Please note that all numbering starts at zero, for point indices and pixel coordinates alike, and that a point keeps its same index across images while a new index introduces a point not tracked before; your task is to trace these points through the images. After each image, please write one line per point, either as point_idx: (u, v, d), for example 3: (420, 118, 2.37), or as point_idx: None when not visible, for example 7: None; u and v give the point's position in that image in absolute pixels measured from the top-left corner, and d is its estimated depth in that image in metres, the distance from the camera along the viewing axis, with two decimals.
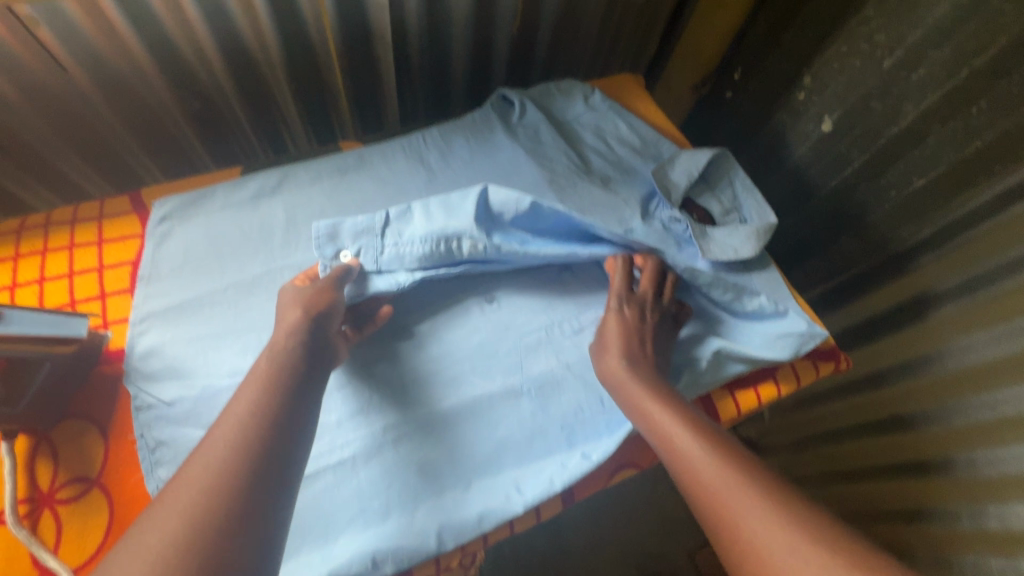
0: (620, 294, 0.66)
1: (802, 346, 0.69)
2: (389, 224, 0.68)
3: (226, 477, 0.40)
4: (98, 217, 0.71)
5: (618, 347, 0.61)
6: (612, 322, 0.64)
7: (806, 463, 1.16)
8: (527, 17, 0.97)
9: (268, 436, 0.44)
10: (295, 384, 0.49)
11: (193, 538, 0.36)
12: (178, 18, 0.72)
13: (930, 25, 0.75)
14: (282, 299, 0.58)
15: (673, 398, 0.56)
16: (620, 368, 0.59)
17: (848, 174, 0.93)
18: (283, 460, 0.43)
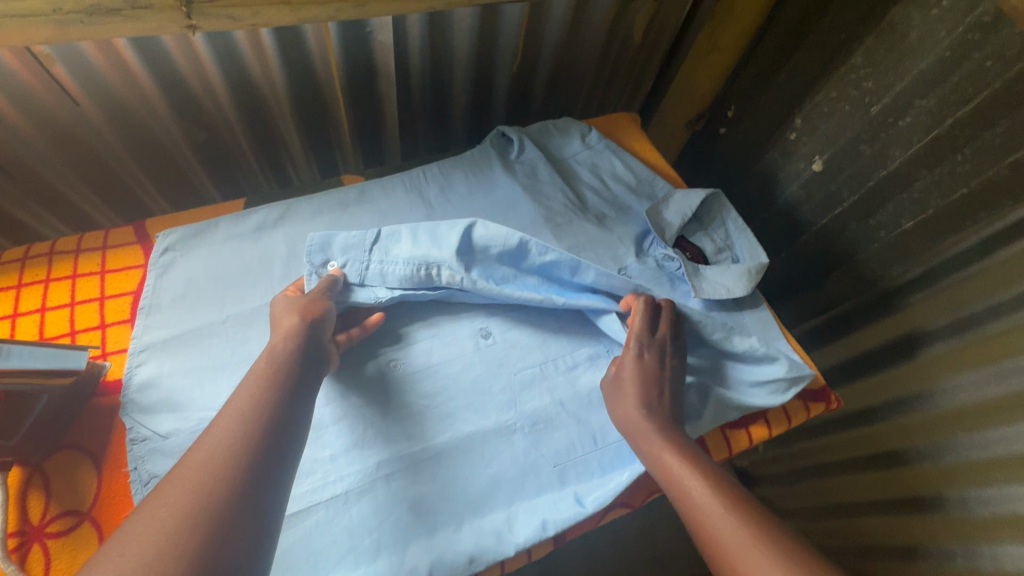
0: (641, 336, 0.64)
1: (788, 389, 0.69)
2: (378, 242, 0.70)
3: (227, 455, 0.42)
4: (101, 247, 0.72)
5: (634, 394, 0.60)
6: (636, 364, 0.62)
7: (799, 497, 1.16)
8: (526, 55, 1.00)
9: (267, 422, 0.46)
10: (292, 376, 0.52)
11: (193, 514, 0.38)
12: (190, 56, 0.75)
13: (915, 75, 0.78)
14: (275, 308, 0.61)
15: (691, 449, 0.56)
16: (640, 417, 0.58)
17: (839, 214, 0.95)
18: (281, 443, 0.46)
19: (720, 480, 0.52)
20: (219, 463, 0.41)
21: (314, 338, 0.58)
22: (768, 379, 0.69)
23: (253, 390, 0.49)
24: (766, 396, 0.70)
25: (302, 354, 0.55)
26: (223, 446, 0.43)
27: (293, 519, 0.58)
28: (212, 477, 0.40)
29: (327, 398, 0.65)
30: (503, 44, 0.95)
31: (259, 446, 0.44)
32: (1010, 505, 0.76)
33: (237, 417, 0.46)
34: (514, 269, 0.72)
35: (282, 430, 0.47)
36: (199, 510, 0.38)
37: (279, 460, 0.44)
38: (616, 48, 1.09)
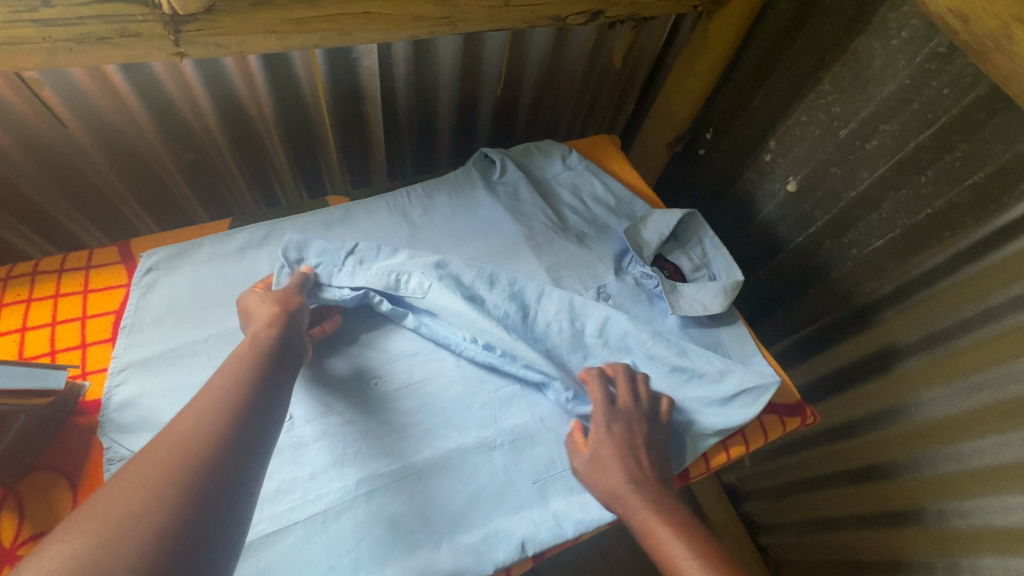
0: (604, 412, 0.64)
1: (758, 398, 0.70)
2: (355, 251, 0.75)
3: (210, 419, 0.43)
4: (85, 266, 0.73)
5: (615, 466, 0.58)
6: (605, 441, 0.61)
7: (785, 512, 1.17)
8: (510, 81, 1.04)
9: (248, 396, 0.47)
10: (272, 358, 0.53)
11: (176, 474, 0.38)
12: (177, 79, 0.76)
13: (879, 101, 0.82)
14: (247, 303, 0.63)
15: (676, 509, 0.56)
16: (626, 492, 0.56)
17: (813, 233, 0.98)
18: (259, 410, 0.47)
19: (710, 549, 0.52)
20: (200, 428, 0.42)
21: (292, 325, 0.60)
22: (736, 391, 0.70)
23: (233, 366, 0.51)
24: (735, 415, 0.69)
25: (283, 338, 0.57)
26: (204, 411, 0.44)
27: (272, 538, 0.58)
28: (192, 440, 0.41)
29: (307, 416, 0.66)
30: (487, 70, 0.99)
31: (242, 414, 0.45)
32: (986, 517, 0.78)
33: (220, 390, 0.47)
34: (485, 287, 0.75)
35: (263, 401, 0.48)
36: (181, 473, 0.38)
37: (260, 428, 0.46)
38: (597, 73, 1.13)
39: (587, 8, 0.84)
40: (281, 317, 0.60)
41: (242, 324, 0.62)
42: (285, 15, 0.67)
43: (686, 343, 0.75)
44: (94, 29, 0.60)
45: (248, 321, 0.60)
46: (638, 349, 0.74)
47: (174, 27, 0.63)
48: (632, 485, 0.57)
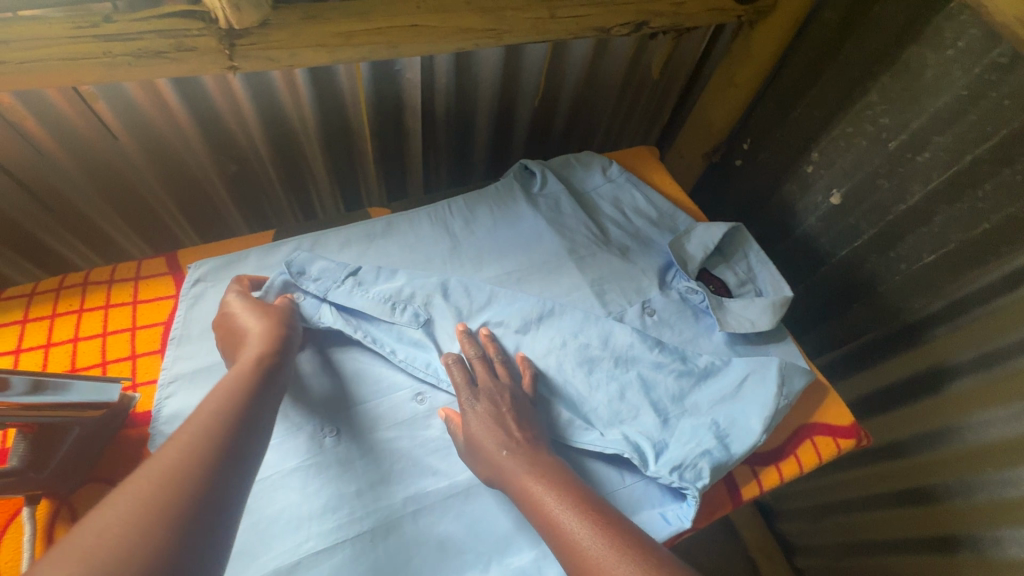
0: (465, 394, 0.64)
1: (766, 380, 0.69)
2: (355, 274, 0.74)
3: (195, 451, 0.42)
4: (135, 277, 0.73)
5: (488, 445, 0.59)
6: (471, 421, 0.61)
7: (824, 533, 1.13)
8: (548, 92, 1.03)
9: (232, 429, 0.46)
10: (257, 383, 0.53)
11: (161, 505, 0.37)
12: (225, 93, 0.77)
13: (932, 112, 0.80)
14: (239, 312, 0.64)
15: (554, 470, 0.57)
16: (501, 456, 0.58)
17: (859, 246, 0.96)
18: (244, 437, 0.46)
19: (599, 510, 0.52)
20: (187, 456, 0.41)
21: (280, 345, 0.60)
22: (740, 379, 0.70)
23: (227, 389, 0.50)
24: (758, 405, 0.68)
25: (272, 351, 0.58)
26: (192, 440, 0.43)
27: (320, 555, 0.57)
28: (174, 469, 0.40)
29: (357, 432, 0.66)
30: (526, 81, 0.98)
31: (230, 444, 0.44)
32: None
33: (211, 417, 0.46)
34: (479, 307, 0.75)
35: (249, 429, 0.47)
36: (166, 503, 0.37)
37: (243, 457, 0.44)
38: (634, 83, 1.11)
39: (631, 18, 0.83)
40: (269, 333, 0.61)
41: (231, 335, 0.62)
42: (337, 29, 0.67)
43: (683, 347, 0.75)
44: (152, 44, 0.61)
45: (241, 337, 0.61)
46: (644, 360, 0.72)
47: (229, 41, 0.63)
48: (506, 450, 0.58)
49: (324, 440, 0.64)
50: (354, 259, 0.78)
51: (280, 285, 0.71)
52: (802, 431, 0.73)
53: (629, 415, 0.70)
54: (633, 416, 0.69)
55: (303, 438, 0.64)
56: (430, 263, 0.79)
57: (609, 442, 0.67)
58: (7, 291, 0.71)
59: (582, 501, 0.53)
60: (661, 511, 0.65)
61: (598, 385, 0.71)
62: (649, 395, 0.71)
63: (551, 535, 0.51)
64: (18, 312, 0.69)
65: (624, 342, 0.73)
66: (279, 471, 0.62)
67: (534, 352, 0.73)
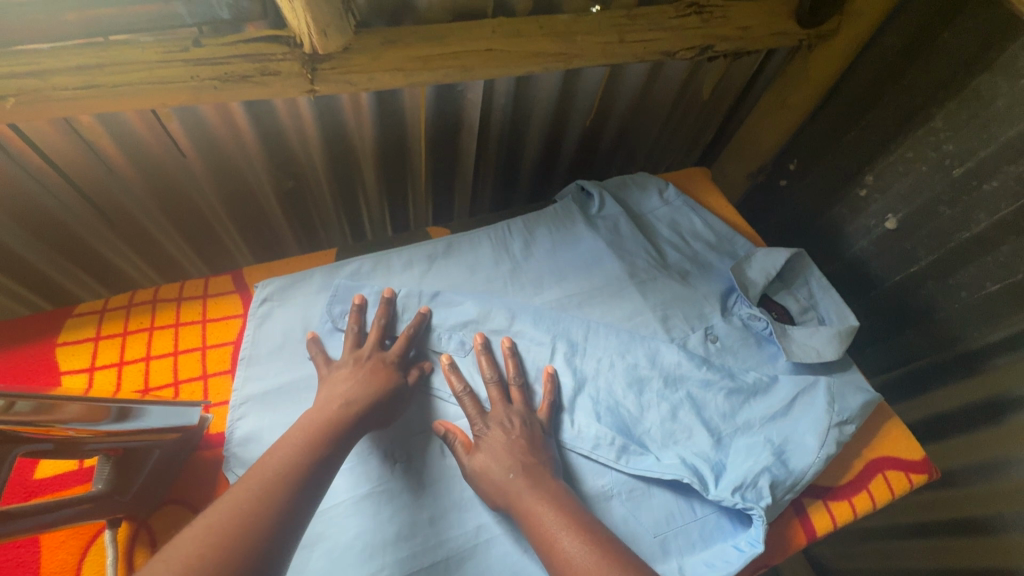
0: (478, 420, 0.64)
1: (811, 397, 0.70)
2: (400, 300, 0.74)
3: (267, 495, 0.46)
4: (203, 295, 0.74)
5: (493, 471, 0.59)
6: (475, 460, 0.61)
7: (867, 558, 1.13)
8: (599, 112, 1.02)
9: (301, 472, 0.50)
10: (342, 434, 0.56)
11: (223, 541, 0.41)
12: (293, 113, 0.77)
13: (1003, 142, 0.79)
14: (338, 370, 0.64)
15: (558, 495, 0.57)
16: (508, 480, 0.58)
17: (914, 271, 0.94)
18: (314, 481, 0.50)
19: (605, 537, 0.52)
20: (234, 531, 0.42)
21: (396, 389, 0.64)
22: (790, 398, 0.71)
23: (300, 442, 0.53)
24: (810, 423, 0.68)
25: (382, 395, 0.62)
26: (264, 483, 0.47)
27: None
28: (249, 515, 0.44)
29: (429, 457, 0.65)
30: (580, 101, 0.97)
31: (286, 508, 0.46)
32: None
33: (274, 477, 0.48)
34: (530, 326, 0.75)
35: (303, 502, 0.48)
36: (230, 541, 0.42)
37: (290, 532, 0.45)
38: (684, 103, 1.10)
39: (697, 43, 0.83)
40: (385, 381, 0.64)
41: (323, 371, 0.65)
42: (414, 52, 0.68)
43: (730, 365, 0.75)
44: (238, 67, 0.62)
45: (330, 380, 0.63)
46: (692, 378, 0.72)
47: (312, 65, 0.64)
48: (512, 475, 0.58)
49: (394, 465, 0.64)
50: (407, 283, 0.77)
51: (330, 331, 0.71)
52: (872, 464, 0.70)
53: (683, 435, 0.68)
54: (687, 436, 0.68)
55: (375, 463, 0.64)
56: (492, 287, 0.79)
57: (668, 467, 0.65)
58: (77, 307, 0.72)
59: (579, 522, 0.53)
60: (733, 543, 0.63)
61: (649, 405, 0.71)
62: (700, 415, 0.70)
63: (551, 558, 0.51)
64: (90, 329, 0.70)
65: (671, 361, 0.73)
66: (352, 496, 0.62)
67: (582, 370, 0.73)
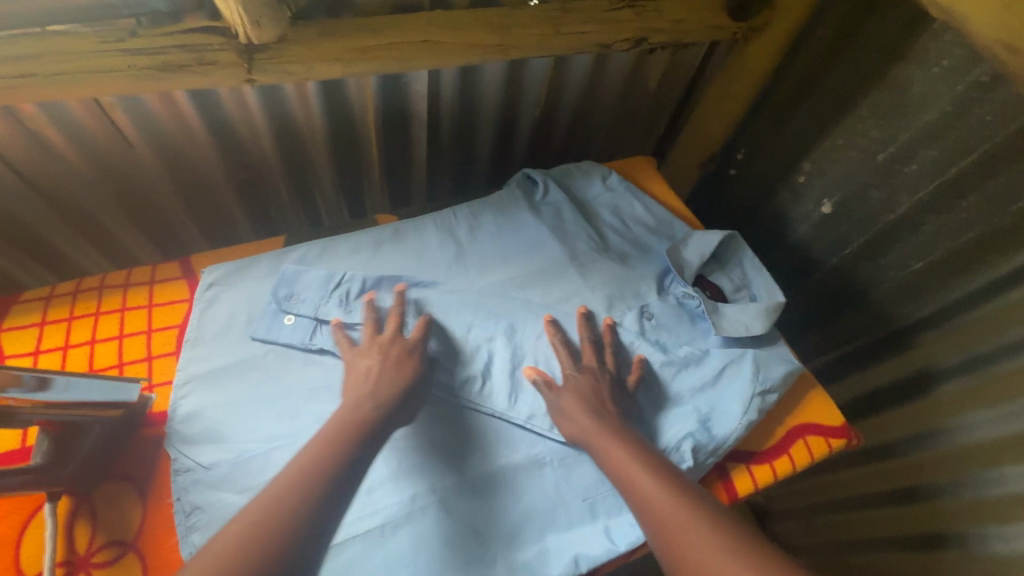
0: (568, 366, 0.71)
1: (736, 367, 0.75)
2: (342, 284, 0.76)
3: (306, 485, 0.51)
4: (149, 281, 0.75)
5: (577, 408, 0.65)
6: (563, 398, 0.67)
7: (818, 532, 1.16)
8: (548, 104, 1.06)
9: (336, 460, 0.54)
10: (374, 427, 0.59)
11: (266, 528, 0.47)
12: (240, 104, 0.80)
13: (920, 127, 0.83)
14: (357, 362, 0.66)
15: (630, 435, 0.63)
16: (587, 421, 0.64)
17: (849, 253, 0.99)
18: (348, 477, 0.53)
19: (670, 471, 0.58)
20: (273, 514, 0.48)
21: (418, 375, 0.66)
22: (718, 368, 0.75)
23: (331, 438, 0.56)
24: (735, 392, 0.72)
25: (405, 386, 0.64)
26: (297, 475, 0.52)
27: (334, 549, 0.60)
28: (286, 505, 0.49)
29: None
30: (528, 92, 1.01)
31: (321, 504, 0.50)
32: (1012, 544, 0.84)
33: (306, 470, 0.52)
34: (472, 308, 0.78)
35: (338, 494, 0.52)
36: (273, 529, 0.47)
37: (321, 533, 0.49)
38: (632, 95, 1.14)
39: (633, 35, 0.87)
40: (406, 371, 0.65)
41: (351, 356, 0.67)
42: (352, 43, 0.71)
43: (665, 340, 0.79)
44: (175, 57, 0.64)
45: (351, 371, 0.65)
46: (626, 353, 0.76)
47: (248, 55, 0.67)
48: (595, 415, 0.64)
49: None
50: (351, 267, 0.79)
51: (272, 314, 0.73)
52: (794, 431, 0.74)
53: None
54: None
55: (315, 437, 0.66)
56: (435, 270, 0.81)
57: None
58: (23, 294, 0.73)
59: (654, 460, 0.59)
60: None
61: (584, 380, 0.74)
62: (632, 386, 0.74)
63: (623, 484, 0.58)
64: (37, 315, 0.71)
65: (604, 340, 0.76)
66: None
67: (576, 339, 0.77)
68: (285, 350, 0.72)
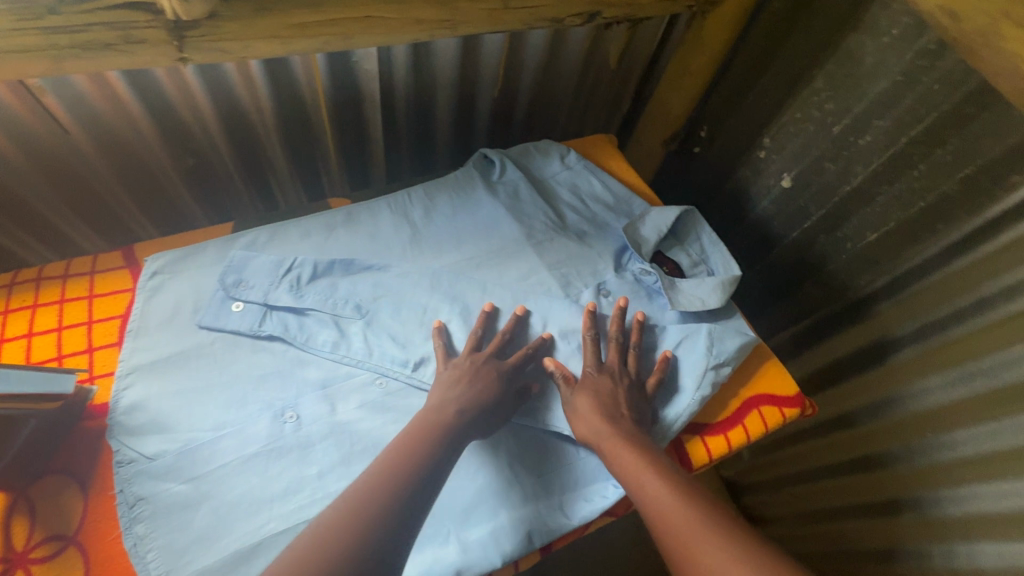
0: (591, 365, 0.69)
1: (692, 343, 0.75)
2: (293, 270, 0.75)
3: (358, 506, 0.50)
4: (90, 271, 0.73)
5: (592, 408, 0.65)
6: (579, 397, 0.66)
7: (785, 503, 1.18)
8: (507, 82, 1.04)
9: (394, 479, 0.53)
10: (447, 443, 0.58)
11: (318, 552, 0.46)
12: (180, 86, 0.77)
13: (871, 98, 0.84)
14: (448, 374, 0.66)
15: (642, 440, 0.62)
16: (602, 425, 0.63)
17: (808, 227, 1.00)
18: (401, 495, 0.52)
19: (678, 476, 0.58)
20: (330, 539, 0.47)
21: (501, 394, 0.65)
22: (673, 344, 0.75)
23: (391, 456, 0.56)
24: (690, 366, 0.73)
25: (487, 401, 0.64)
26: (351, 496, 0.51)
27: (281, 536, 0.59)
28: (336, 527, 0.48)
29: (318, 415, 0.67)
30: (484, 69, 0.99)
31: (363, 523, 0.48)
32: (964, 506, 0.83)
33: (356, 492, 0.51)
34: (427, 291, 0.77)
35: (397, 513, 0.50)
36: (326, 552, 0.46)
37: (383, 554, 0.47)
38: (593, 72, 1.13)
39: (583, 10, 0.86)
40: (494, 387, 0.65)
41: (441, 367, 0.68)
42: (290, 20, 0.68)
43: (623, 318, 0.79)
44: (99, 36, 0.61)
45: (441, 379, 0.66)
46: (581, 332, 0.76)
47: (178, 33, 0.64)
48: (612, 419, 0.64)
49: (284, 424, 0.66)
50: (301, 252, 0.78)
51: (219, 302, 0.72)
52: (749, 401, 0.75)
53: None
54: None
55: (264, 423, 0.65)
56: (390, 253, 0.80)
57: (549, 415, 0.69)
58: None
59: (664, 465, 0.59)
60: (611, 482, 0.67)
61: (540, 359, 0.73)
62: None
63: (634, 489, 0.58)
64: None
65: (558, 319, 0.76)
66: (240, 456, 0.63)
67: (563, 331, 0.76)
68: (234, 338, 0.70)
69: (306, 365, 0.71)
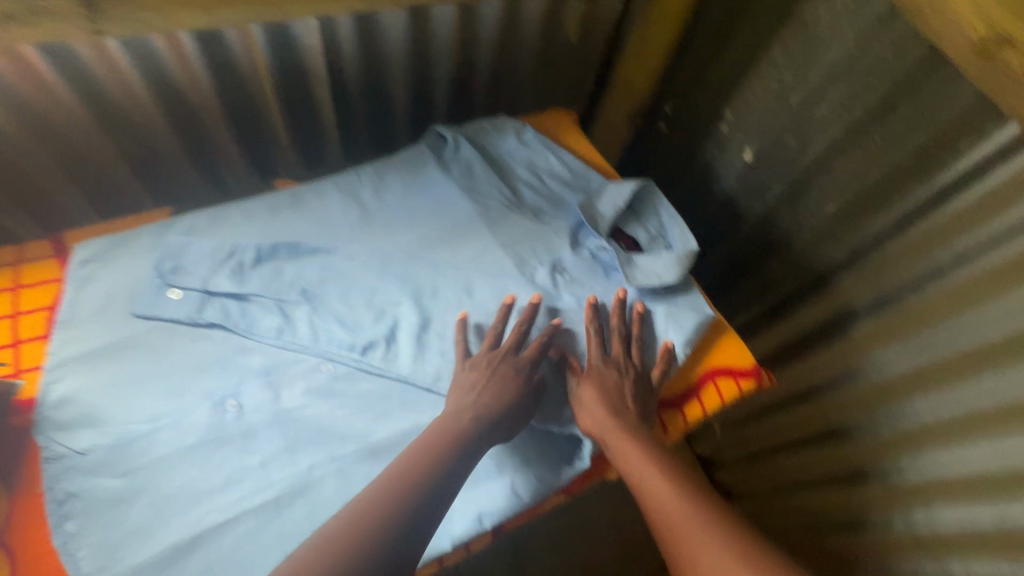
0: (596, 357, 0.69)
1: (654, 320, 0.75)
2: (234, 254, 0.71)
3: (377, 519, 0.50)
4: (15, 262, 0.70)
5: (598, 402, 0.66)
6: (584, 388, 0.67)
7: (756, 478, 1.17)
8: (463, 58, 1.01)
9: (409, 487, 0.53)
10: (463, 448, 0.58)
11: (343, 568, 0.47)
12: (107, 62, 0.73)
13: (827, 66, 0.83)
14: (463, 375, 0.65)
15: (646, 438, 0.64)
16: (609, 422, 0.64)
17: (770, 201, 0.99)
18: (420, 507, 0.53)
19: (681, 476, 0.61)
20: (351, 555, 0.48)
21: (521, 395, 0.64)
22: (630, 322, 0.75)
23: (405, 465, 0.56)
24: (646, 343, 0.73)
25: (509, 404, 0.63)
26: (367, 508, 0.51)
27: (220, 529, 0.57)
28: (359, 541, 0.49)
29: (262, 403, 0.65)
30: (437, 45, 0.96)
31: (387, 538, 0.50)
32: (926, 472, 0.81)
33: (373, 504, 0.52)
34: (375, 272, 0.75)
35: (413, 525, 0.51)
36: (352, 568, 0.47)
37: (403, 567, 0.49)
38: (553, 47, 1.10)
39: None
40: (510, 388, 0.64)
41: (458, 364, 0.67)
42: None
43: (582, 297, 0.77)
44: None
45: (458, 379, 0.65)
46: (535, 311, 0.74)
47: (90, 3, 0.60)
48: (617, 414, 0.65)
49: (224, 413, 0.64)
50: (241, 236, 0.74)
51: (155, 289, 0.69)
52: (705, 375, 0.75)
53: None
54: None
55: (203, 412, 0.63)
56: (336, 234, 0.77)
57: None
58: None
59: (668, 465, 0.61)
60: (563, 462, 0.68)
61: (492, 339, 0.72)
62: None
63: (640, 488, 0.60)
64: None
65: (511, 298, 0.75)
66: (177, 448, 0.61)
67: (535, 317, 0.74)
68: (171, 326, 0.68)
69: (248, 352, 0.68)
